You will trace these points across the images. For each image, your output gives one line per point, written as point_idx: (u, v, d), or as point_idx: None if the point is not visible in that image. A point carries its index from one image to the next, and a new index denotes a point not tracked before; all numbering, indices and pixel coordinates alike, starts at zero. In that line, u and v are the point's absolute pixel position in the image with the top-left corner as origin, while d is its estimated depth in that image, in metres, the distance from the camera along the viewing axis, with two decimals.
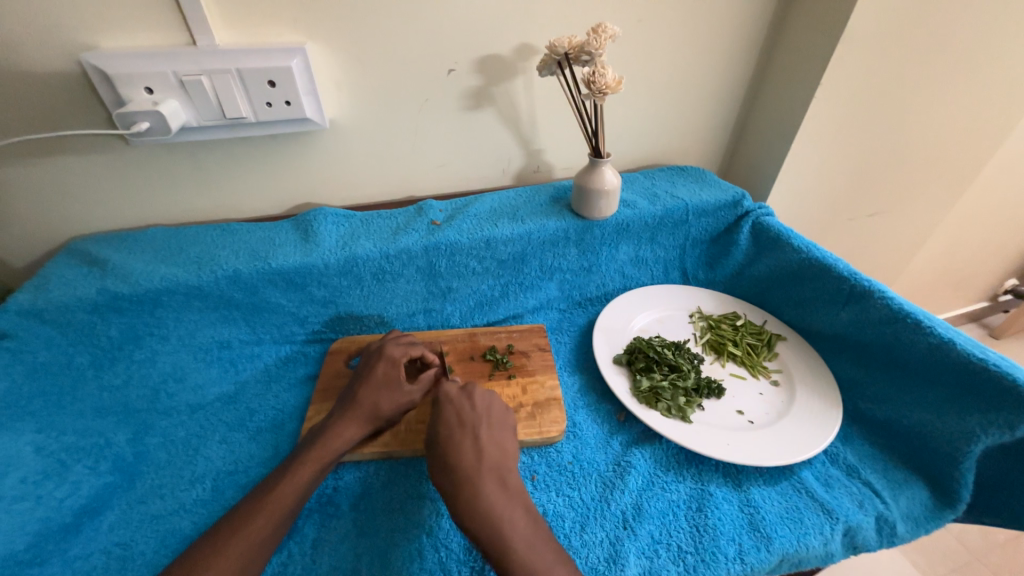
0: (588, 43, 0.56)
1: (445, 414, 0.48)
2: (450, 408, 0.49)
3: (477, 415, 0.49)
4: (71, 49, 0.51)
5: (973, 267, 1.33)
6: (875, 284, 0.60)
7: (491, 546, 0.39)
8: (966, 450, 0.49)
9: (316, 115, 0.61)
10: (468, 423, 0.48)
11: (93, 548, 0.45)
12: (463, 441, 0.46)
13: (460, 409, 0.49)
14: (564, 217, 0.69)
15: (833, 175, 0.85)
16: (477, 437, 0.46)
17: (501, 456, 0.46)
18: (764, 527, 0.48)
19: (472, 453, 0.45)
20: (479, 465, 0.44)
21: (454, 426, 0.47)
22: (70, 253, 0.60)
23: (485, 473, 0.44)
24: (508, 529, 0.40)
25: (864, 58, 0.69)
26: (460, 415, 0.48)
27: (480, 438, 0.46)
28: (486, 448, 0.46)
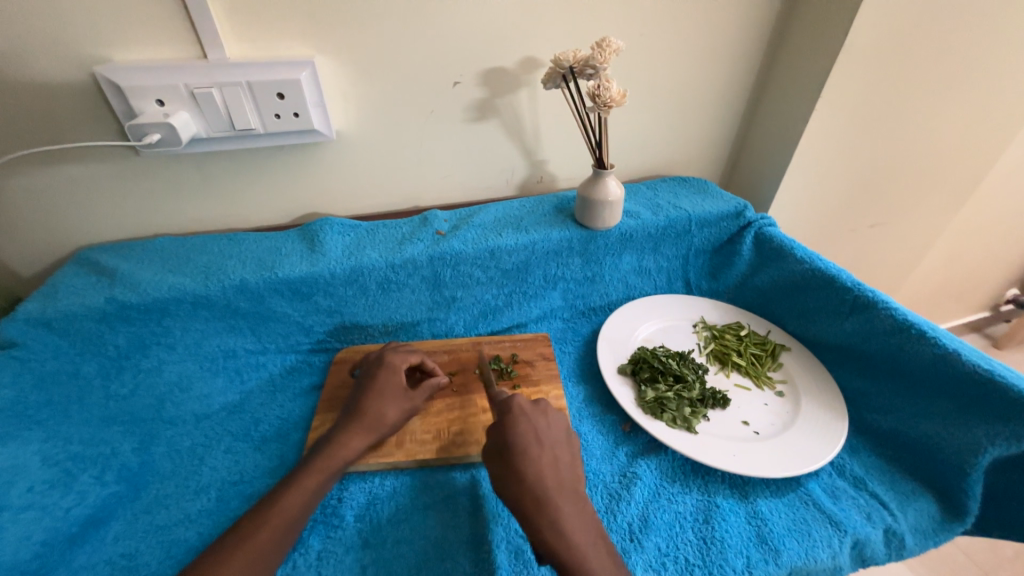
0: (593, 57, 0.57)
1: (520, 431, 0.47)
2: (525, 425, 0.47)
3: (554, 435, 0.48)
4: (85, 62, 0.52)
5: (974, 278, 1.34)
6: (878, 295, 0.60)
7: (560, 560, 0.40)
8: (973, 461, 0.49)
9: (324, 127, 0.62)
10: (547, 443, 0.47)
11: (98, 559, 0.45)
12: (543, 460, 0.45)
13: (536, 428, 0.48)
14: (568, 227, 0.69)
15: (834, 186, 0.86)
16: (554, 460, 0.45)
17: (575, 479, 0.45)
18: (772, 540, 0.47)
19: (552, 474, 0.44)
20: (560, 490, 0.44)
21: (533, 445, 0.46)
22: (79, 262, 0.60)
23: (564, 495, 0.43)
24: (587, 557, 0.40)
25: (863, 71, 0.70)
26: (538, 436, 0.47)
27: (557, 462, 0.46)
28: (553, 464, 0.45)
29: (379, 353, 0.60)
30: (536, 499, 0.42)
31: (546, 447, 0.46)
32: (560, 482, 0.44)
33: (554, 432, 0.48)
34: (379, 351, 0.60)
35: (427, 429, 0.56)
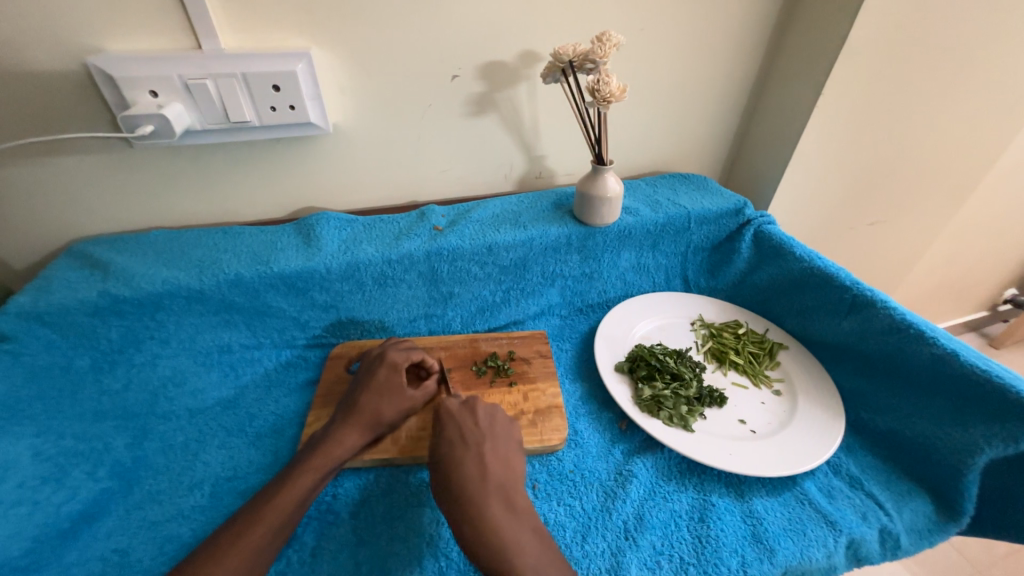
0: (593, 51, 0.56)
1: (447, 433, 0.48)
2: (451, 426, 0.49)
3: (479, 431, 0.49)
4: (76, 52, 0.51)
5: (973, 277, 1.34)
6: (878, 294, 0.60)
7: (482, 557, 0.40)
8: (970, 462, 0.49)
9: (320, 120, 0.61)
10: (472, 440, 0.47)
11: (90, 555, 0.45)
12: (467, 458, 0.46)
13: (462, 427, 0.49)
14: (566, 224, 0.69)
15: (834, 184, 0.85)
16: (481, 456, 0.46)
17: (507, 476, 0.46)
18: (767, 539, 0.47)
19: (476, 471, 0.45)
20: (484, 485, 0.44)
21: (456, 444, 0.47)
22: (71, 256, 0.60)
23: (489, 491, 0.44)
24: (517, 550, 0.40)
25: (865, 68, 0.70)
26: (463, 433, 0.48)
27: (483, 456, 0.46)
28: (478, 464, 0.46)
29: (379, 350, 0.59)
30: (460, 498, 0.43)
31: (469, 443, 0.47)
32: (484, 475, 0.45)
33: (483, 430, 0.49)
34: (379, 348, 0.59)
35: (423, 426, 0.56)
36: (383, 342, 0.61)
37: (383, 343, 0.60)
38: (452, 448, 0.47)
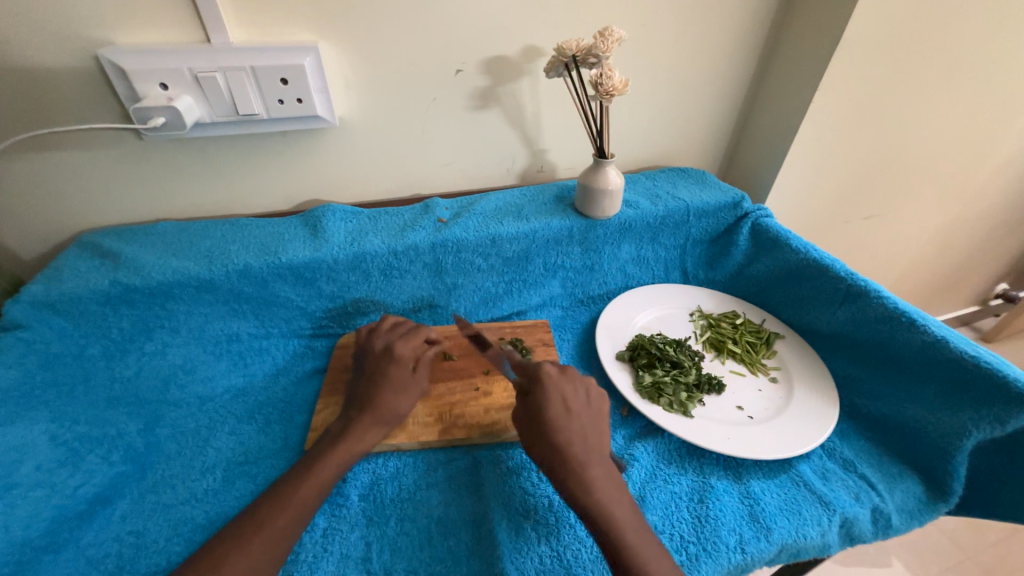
0: (595, 46, 0.57)
1: (550, 399, 0.48)
2: (556, 394, 0.48)
3: (580, 402, 0.49)
4: (88, 45, 0.52)
5: (966, 272, 1.36)
6: (871, 284, 0.61)
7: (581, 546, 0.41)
8: (957, 444, 0.51)
9: (327, 113, 0.62)
10: (574, 410, 0.48)
11: (106, 536, 0.46)
12: (573, 428, 0.46)
13: (563, 393, 0.49)
14: (568, 216, 0.70)
15: (829, 179, 0.87)
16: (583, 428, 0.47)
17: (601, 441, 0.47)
18: (764, 519, 0.49)
19: (580, 442, 0.46)
20: (586, 449, 0.46)
21: (562, 414, 0.47)
22: (81, 246, 0.60)
23: (592, 456, 0.45)
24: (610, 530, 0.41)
25: (860, 64, 0.71)
26: (567, 402, 0.48)
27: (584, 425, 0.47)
28: (592, 444, 0.46)
29: (382, 344, 0.58)
30: (567, 457, 0.45)
31: (573, 414, 0.47)
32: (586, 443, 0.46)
33: (580, 399, 0.49)
34: (382, 340, 0.58)
35: (430, 412, 0.57)
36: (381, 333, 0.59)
37: (381, 332, 0.59)
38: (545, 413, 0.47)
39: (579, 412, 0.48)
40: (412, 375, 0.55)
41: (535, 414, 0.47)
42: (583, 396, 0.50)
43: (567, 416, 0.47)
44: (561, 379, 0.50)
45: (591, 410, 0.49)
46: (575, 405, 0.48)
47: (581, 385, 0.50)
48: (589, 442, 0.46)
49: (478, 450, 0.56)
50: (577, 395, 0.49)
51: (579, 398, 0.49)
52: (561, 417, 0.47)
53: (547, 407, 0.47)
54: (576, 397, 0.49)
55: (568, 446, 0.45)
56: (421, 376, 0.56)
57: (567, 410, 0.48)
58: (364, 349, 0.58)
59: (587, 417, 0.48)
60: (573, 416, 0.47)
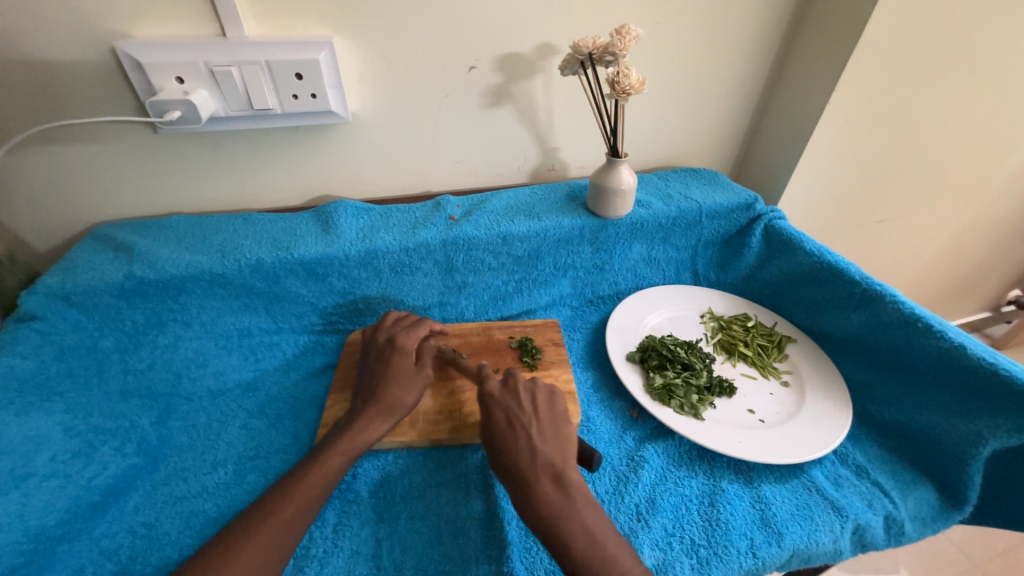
0: (612, 44, 0.57)
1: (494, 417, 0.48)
2: (498, 409, 0.49)
3: (526, 415, 0.48)
4: (104, 37, 0.52)
5: (979, 278, 1.35)
6: (886, 288, 0.61)
7: (589, 542, 0.41)
8: (973, 452, 0.50)
9: (340, 108, 0.62)
10: (519, 422, 0.48)
11: (120, 528, 0.46)
12: (518, 444, 0.46)
13: (508, 409, 0.49)
14: (580, 215, 0.70)
15: (843, 181, 0.86)
16: (531, 440, 0.46)
17: (559, 453, 0.46)
18: (776, 524, 0.49)
19: (528, 458, 0.45)
20: (535, 463, 0.45)
21: (508, 431, 0.47)
22: (96, 239, 0.61)
23: (539, 471, 0.44)
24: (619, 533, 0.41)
25: (879, 66, 0.70)
26: (511, 418, 0.48)
27: (533, 436, 0.47)
28: (541, 456, 0.45)
29: (385, 336, 0.58)
30: (514, 476, 0.45)
31: (517, 428, 0.47)
32: (533, 455, 0.45)
33: (526, 412, 0.49)
34: (385, 333, 0.58)
35: (440, 410, 0.57)
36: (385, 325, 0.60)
37: (385, 327, 0.60)
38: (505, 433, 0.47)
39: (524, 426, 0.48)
40: (416, 368, 0.55)
41: (486, 432, 0.48)
42: (530, 404, 0.49)
43: (511, 433, 0.47)
44: (501, 392, 0.50)
45: (541, 420, 0.48)
46: (519, 416, 0.48)
47: (527, 394, 0.50)
48: (539, 453, 0.46)
49: None
50: (522, 406, 0.49)
51: (525, 411, 0.49)
52: (506, 435, 0.47)
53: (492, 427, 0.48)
54: (521, 408, 0.49)
55: (513, 462, 0.45)
56: (427, 368, 0.56)
57: (511, 426, 0.48)
58: (369, 342, 0.58)
59: (535, 429, 0.47)
60: (516, 429, 0.47)
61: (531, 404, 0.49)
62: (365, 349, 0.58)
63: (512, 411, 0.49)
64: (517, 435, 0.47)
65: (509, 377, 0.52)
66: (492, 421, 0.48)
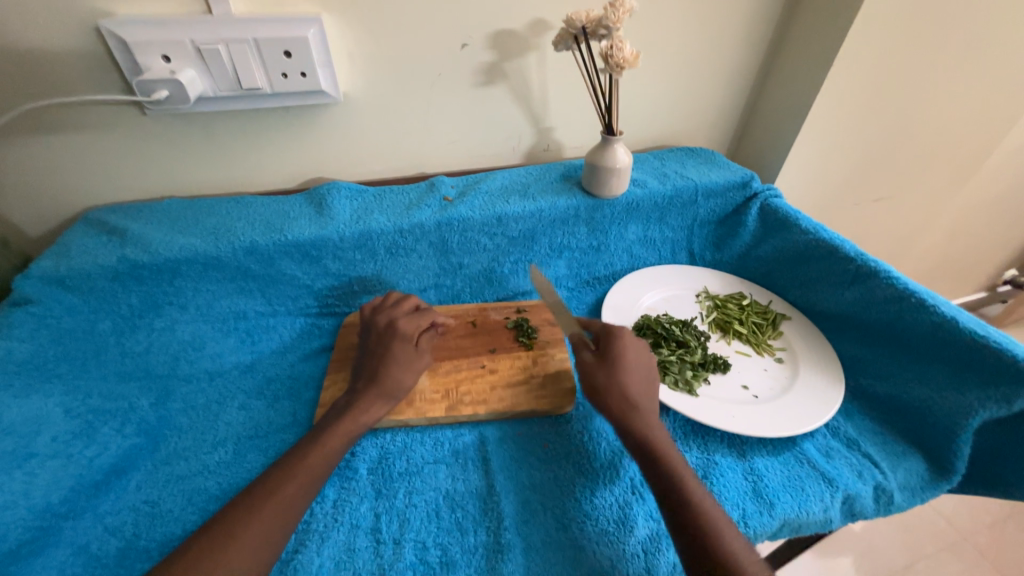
0: (606, 17, 0.56)
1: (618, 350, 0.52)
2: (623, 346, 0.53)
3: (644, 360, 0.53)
4: (86, 15, 0.51)
5: (975, 258, 1.35)
6: (881, 264, 0.61)
7: None
8: (963, 423, 0.51)
9: (330, 87, 0.61)
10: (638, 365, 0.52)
11: (123, 505, 0.47)
12: (635, 379, 0.51)
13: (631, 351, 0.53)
14: (575, 195, 0.69)
15: (840, 159, 0.85)
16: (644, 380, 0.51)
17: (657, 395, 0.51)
18: (767, 494, 0.50)
19: (641, 391, 0.50)
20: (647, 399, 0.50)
21: (627, 367, 0.51)
22: (88, 224, 0.60)
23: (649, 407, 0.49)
24: None
25: (879, 40, 0.69)
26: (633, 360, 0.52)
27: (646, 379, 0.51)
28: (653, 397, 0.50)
29: (385, 319, 0.57)
30: (629, 405, 0.49)
31: (637, 369, 0.52)
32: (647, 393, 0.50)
33: (643, 356, 0.53)
34: (384, 316, 0.58)
35: (437, 389, 0.58)
36: (380, 309, 0.59)
37: (386, 310, 0.59)
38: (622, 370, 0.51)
39: (641, 365, 0.52)
40: (415, 352, 0.55)
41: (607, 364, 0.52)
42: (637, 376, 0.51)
43: (630, 369, 0.51)
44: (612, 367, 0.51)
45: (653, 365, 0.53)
46: (632, 391, 0.50)
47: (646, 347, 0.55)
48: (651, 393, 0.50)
49: (485, 426, 0.56)
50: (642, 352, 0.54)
51: (643, 355, 0.53)
52: (625, 367, 0.51)
53: (615, 358, 0.52)
54: (633, 383, 0.50)
55: (630, 392, 0.49)
56: (424, 353, 0.56)
57: (631, 363, 0.52)
58: (368, 324, 0.57)
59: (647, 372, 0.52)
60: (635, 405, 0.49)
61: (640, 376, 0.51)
62: (365, 330, 0.57)
63: (628, 387, 0.50)
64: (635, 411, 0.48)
65: (617, 345, 0.53)
66: (618, 354, 0.52)
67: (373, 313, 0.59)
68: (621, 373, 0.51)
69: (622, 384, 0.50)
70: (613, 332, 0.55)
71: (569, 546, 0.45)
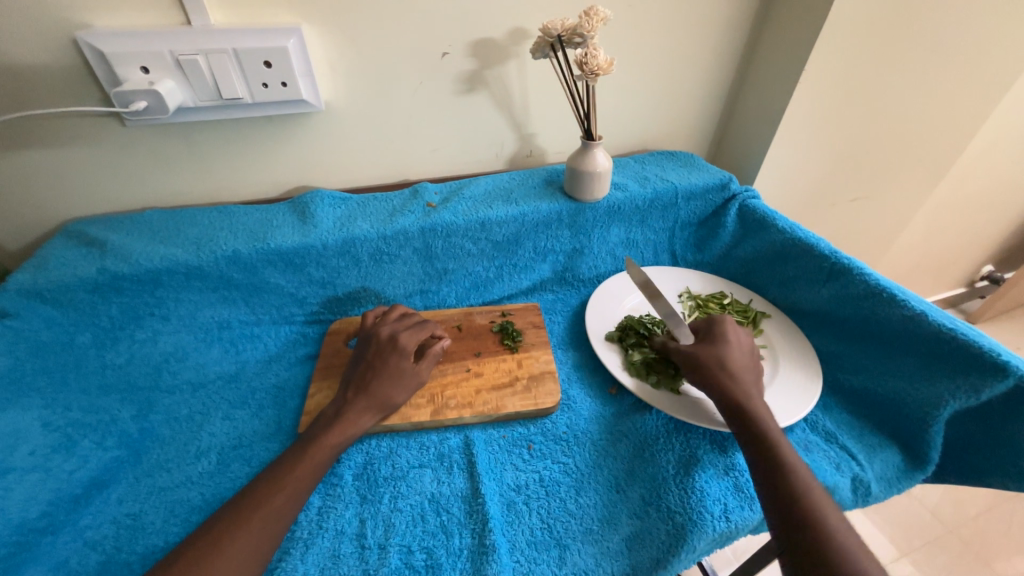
0: (581, 25, 0.57)
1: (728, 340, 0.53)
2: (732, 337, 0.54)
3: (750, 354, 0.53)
4: (64, 28, 0.51)
5: (952, 254, 1.39)
6: (854, 262, 0.63)
7: None
8: (935, 414, 0.53)
9: (312, 97, 0.62)
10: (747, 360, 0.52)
11: (104, 519, 0.47)
12: (744, 374, 0.50)
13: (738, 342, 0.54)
14: (557, 199, 0.70)
15: (816, 160, 0.88)
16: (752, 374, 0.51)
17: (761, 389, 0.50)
18: (748, 488, 0.50)
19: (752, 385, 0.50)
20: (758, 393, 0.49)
21: (737, 358, 0.52)
22: (68, 236, 0.60)
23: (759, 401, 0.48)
24: None
25: (846, 46, 0.72)
26: (744, 354, 0.52)
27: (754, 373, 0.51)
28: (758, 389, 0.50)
29: (387, 331, 0.57)
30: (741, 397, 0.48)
31: (747, 364, 0.52)
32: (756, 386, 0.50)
33: (748, 349, 0.53)
34: (387, 328, 0.57)
35: (422, 394, 0.58)
36: (383, 322, 0.59)
37: (388, 321, 0.59)
38: (730, 360, 0.51)
39: (748, 358, 0.52)
40: (412, 368, 0.55)
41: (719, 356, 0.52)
42: (738, 353, 0.52)
43: (742, 363, 0.52)
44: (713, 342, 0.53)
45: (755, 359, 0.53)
46: (732, 363, 0.51)
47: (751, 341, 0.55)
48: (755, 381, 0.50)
49: (471, 429, 0.57)
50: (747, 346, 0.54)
51: (751, 351, 0.53)
52: (735, 361, 0.51)
53: (725, 346, 0.53)
54: (733, 358, 0.52)
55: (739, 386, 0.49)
56: (421, 369, 0.55)
57: (744, 356, 0.52)
58: (369, 336, 0.57)
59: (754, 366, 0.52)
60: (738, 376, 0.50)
61: (739, 353, 0.53)
62: (365, 341, 0.57)
63: (730, 359, 0.51)
64: (735, 380, 0.50)
65: (722, 328, 0.55)
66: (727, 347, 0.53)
67: (376, 323, 0.59)
68: (721, 348, 0.52)
69: (720, 356, 0.52)
70: (713, 320, 0.56)
71: (554, 546, 0.46)
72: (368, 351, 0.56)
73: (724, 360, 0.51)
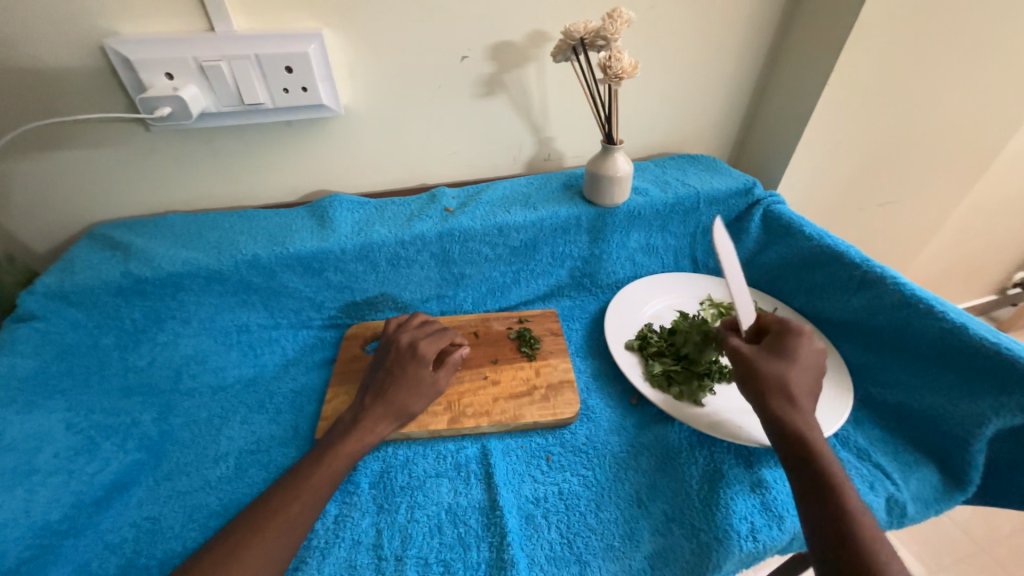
0: (604, 28, 0.56)
1: (787, 357, 0.47)
2: (793, 353, 0.48)
3: (811, 374, 0.47)
4: (93, 36, 0.52)
5: (985, 260, 1.33)
6: (887, 270, 0.60)
7: None
8: (977, 432, 0.50)
9: (332, 102, 0.62)
10: (807, 382, 0.47)
11: (124, 522, 0.47)
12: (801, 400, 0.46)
13: (801, 358, 0.48)
14: (576, 204, 0.69)
15: (844, 164, 0.85)
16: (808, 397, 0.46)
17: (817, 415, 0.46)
18: (776, 507, 0.48)
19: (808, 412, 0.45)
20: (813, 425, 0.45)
21: (795, 378, 0.46)
22: (93, 239, 0.61)
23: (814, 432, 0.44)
24: None
25: (878, 46, 0.69)
26: (806, 374, 0.47)
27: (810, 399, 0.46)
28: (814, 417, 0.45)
29: (407, 338, 0.57)
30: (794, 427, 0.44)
31: (806, 387, 0.47)
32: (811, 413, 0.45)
33: (810, 367, 0.47)
34: (407, 335, 0.57)
35: (439, 401, 0.57)
36: (404, 328, 0.59)
37: (409, 328, 0.59)
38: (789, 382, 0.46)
39: (808, 379, 0.47)
40: (430, 378, 0.54)
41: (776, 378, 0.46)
42: (802, 370, 0.47)
43: (802, 386, 0.46)
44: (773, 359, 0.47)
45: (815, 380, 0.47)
46: (794, 385, 0.46)
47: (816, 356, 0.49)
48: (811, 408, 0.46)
49: (488, 438, 0.56)
50: (810, 362, 0.48)
51: (815, 368, 0.48)
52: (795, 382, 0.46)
53: (784, 363, 0.47)
54: (797, 375, 0.46)
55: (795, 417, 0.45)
56: (438, 377, 0.54)
57: (805, 377, 0.47)
58: (388, 343, 0.57)
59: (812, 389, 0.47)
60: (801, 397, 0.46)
61: (804, 370, 0.47)
62: (383, 348, 0.57)
63: (790, 381, 0.46)
64: (795, 406, 0.45)
65: (792, 341, 0.48)
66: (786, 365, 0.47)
67: (396, 330, 0.59)
68: (785, 364, 0.47)
69: (780, 377, 0.46)
70: (785, 328, 0.50)
71: (573, 562, 0.44)
72: (386, 359, 0.55)
73: (783, 383, 0.46)
